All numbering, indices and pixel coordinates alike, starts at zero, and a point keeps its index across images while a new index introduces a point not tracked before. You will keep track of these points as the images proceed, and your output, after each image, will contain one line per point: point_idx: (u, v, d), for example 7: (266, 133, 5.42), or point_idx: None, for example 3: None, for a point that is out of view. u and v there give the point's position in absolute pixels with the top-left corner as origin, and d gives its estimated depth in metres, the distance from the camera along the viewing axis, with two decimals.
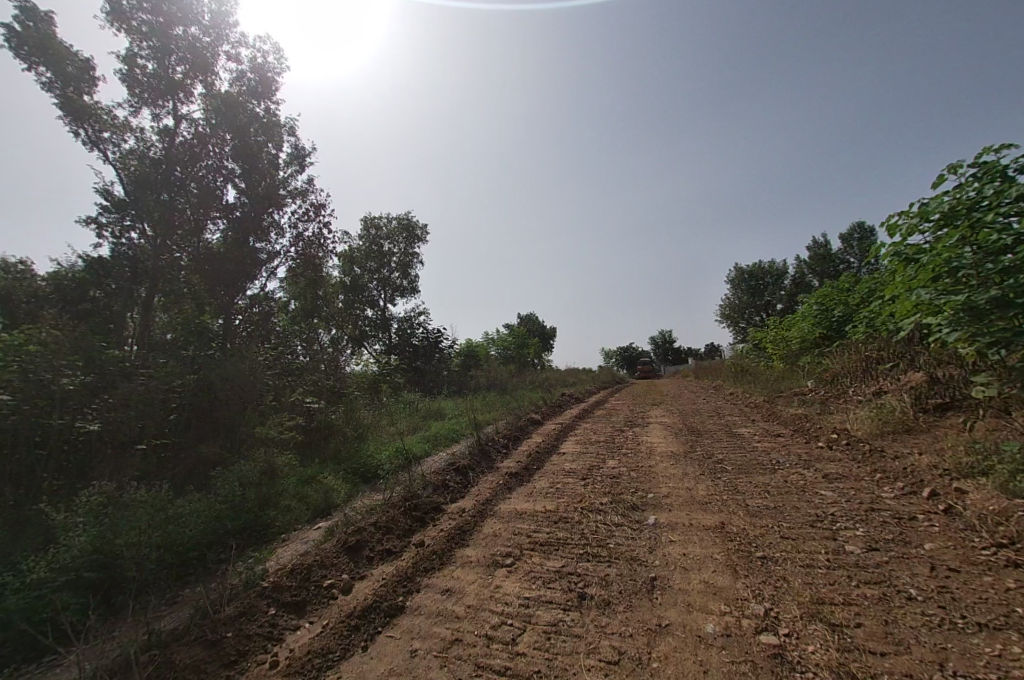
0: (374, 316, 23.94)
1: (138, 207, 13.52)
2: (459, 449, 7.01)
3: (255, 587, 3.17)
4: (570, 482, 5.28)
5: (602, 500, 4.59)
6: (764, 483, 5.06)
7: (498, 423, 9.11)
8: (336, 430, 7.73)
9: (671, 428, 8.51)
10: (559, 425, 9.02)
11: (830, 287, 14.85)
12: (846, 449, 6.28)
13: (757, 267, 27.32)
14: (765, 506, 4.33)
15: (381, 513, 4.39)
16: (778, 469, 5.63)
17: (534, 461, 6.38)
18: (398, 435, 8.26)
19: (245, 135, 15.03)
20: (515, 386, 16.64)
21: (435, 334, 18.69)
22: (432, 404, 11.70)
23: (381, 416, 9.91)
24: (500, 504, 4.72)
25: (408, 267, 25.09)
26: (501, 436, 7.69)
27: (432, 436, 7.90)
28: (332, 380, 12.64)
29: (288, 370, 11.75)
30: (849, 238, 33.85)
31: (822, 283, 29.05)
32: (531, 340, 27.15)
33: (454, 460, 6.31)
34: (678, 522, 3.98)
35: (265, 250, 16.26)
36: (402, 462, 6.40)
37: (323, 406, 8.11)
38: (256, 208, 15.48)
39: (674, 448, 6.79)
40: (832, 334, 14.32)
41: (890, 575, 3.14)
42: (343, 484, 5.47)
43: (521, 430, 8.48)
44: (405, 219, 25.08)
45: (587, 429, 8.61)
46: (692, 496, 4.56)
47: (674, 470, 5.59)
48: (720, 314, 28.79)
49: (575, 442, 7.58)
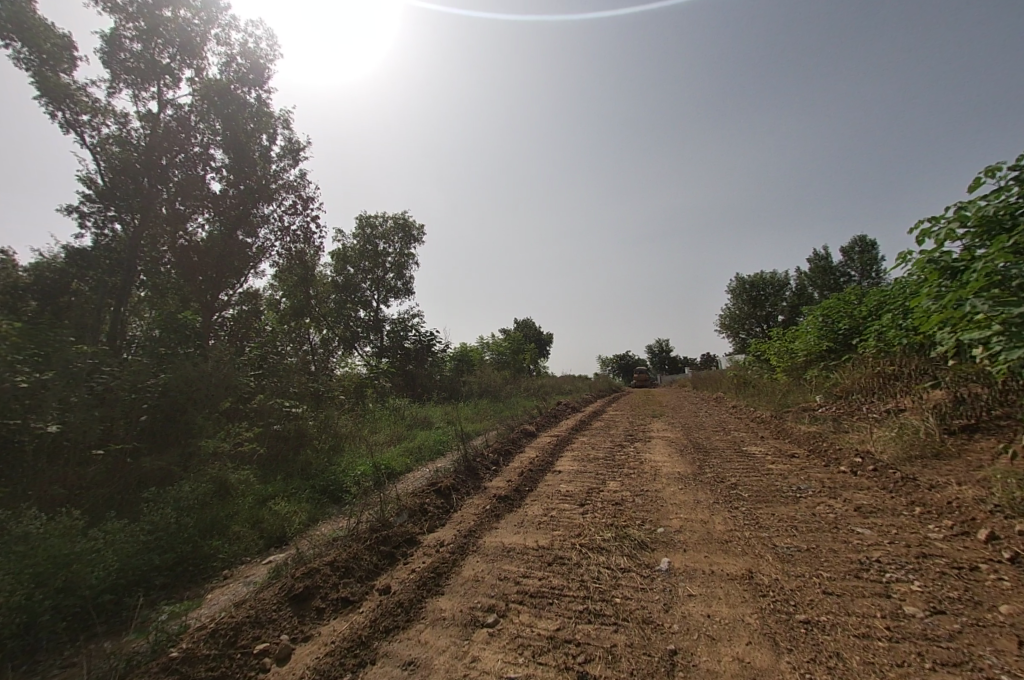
0: (367, 317, 23.12)
1: (117, 196, 12.75)
2: (443, 465, 6.33)
3: (164, 656, 2.51)
4: (565, 510, 4.61)
5: (604, 534, 3.93)
6: (789, 516, 4.40)
7: (489, 435, 8.44)
8: (310, 439, 7.03)
9: (675, 445, 7.85)
10: (554, 439, 8.35)
11: (837, 298, 14.29)
12: (872, 473, 5.64)
13: (758, 277, 26.83)
14: (796, 548, 3.66)
15: (343, 547, 3.72)
16: (801, 497, 4.98)
17: (525, 481, 5.70)
18: (378, 446, 7.56)
19: (235, 123, 14.34)
20: (509, 394, 15.93)
21: (427, 337, 18.01)
22: (420, 412, 10.98)
23: (362, 424, 9.21)
24: (485, 537, 4.05)
25: (403, 268, 24.37)
26: (490, 450, 7.01)
27: (415, 449, 7.21)
28: (317, 383, 11.89)
29: (268, 372, 10.97)
30: (850, 251, 33.37)
31: (823, 295, 28.57)
32: (526, 346, 26.48)
33: (436, 478, 5.63)
34: (697, 568, 3.32)
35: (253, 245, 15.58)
36: (378, 479, 5.73)
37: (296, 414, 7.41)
38: (244, 200, 14.82)
39: (680, 469, 6.13)
40: (839, 348, 13.74)
41: (970, 653, 2.50)
42: (305, 507, 4.79)
43: (514, 443, 7.79)
44: (401, 219, 24.34)
45: (584, 443, 7.95)
46: (709, 532, 3.90)
47: (683, 497, 4.94)
48: (720, 323, 28.22)
49: (571, 459, 6.90)
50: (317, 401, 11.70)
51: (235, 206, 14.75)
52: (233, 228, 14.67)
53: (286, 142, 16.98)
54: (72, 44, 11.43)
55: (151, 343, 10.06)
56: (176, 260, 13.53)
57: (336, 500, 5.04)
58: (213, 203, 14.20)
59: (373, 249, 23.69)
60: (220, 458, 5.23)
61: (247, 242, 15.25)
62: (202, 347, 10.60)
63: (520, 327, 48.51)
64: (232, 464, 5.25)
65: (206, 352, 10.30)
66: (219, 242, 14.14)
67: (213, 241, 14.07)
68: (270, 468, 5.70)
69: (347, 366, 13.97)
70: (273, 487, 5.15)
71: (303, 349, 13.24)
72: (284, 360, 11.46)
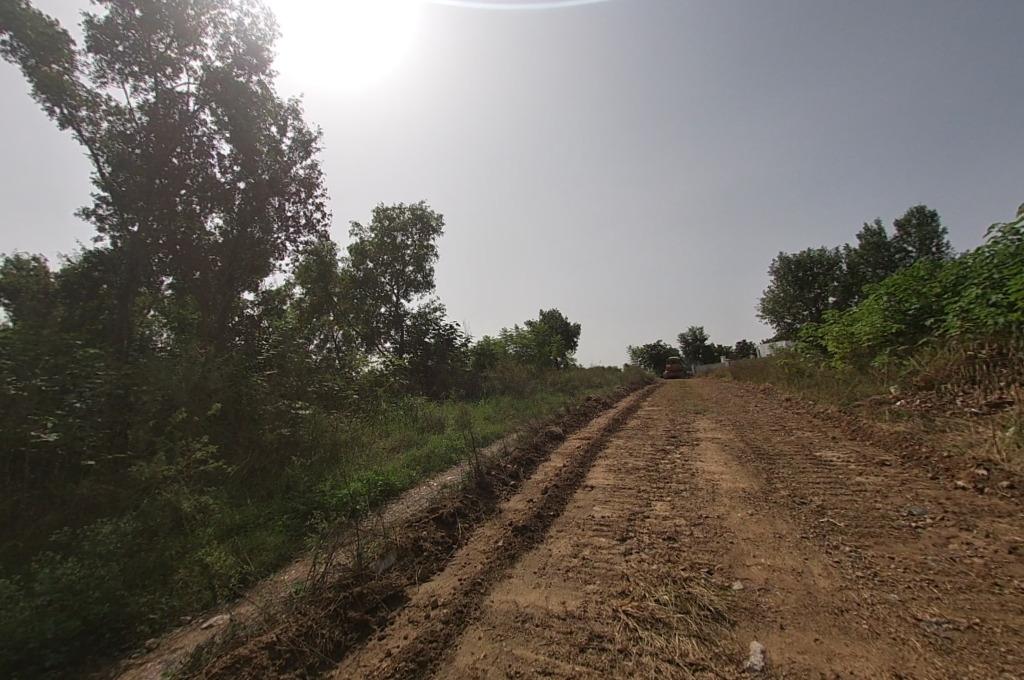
0: (388, 312, 22.28)
1: (129, 198, 11.76)
2: (452, 480, 5.30)
3: None
4: (602, 548, 3.52)
5: (661, 595, 2.82)
6: (916, 562, 3.17)
7: (509, 439, 7.38)
8: (302, 448, 6.12)
9: (731, 450, 6.60)
10: (585, 442, 7.23)
11: (904, 274, 12.62)
12: (1008, 490, 4.28)
13: (805, 255, 24.63)
14: (954, 627, 2.47)
15: (299, 617, 2.74)
16: (923, 530, 3.69)
17: (549, 502, 4.62)
18: (381, 454, 6.59)
19: (241, 112, 13.22)
20: (535, 390, 14.80)
21: (448, 331, 17.08)
22: (435, 412, 10.00)
23: (371, 429, 8.30)
24: (495, 594, 3.00)
25: (423, 260, 23.47)
26: (509, 459, 5.94)
27: (422, 457, 6.21)
28: (327, 383, 11.04)
29: (275, 373, 10.11)
30: (907, 224, 30.64)
31: (879, 273, 26.20)
32: (553, 337, 25.29)
33: (440, 500, 4.62)
34: (810, 668, 2.19)
35: (272, 243, 14.71)
36: (372, 502, 4.75)
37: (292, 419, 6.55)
38: (257, 196, 13.94)
39: (745, 485, 4.94)
40: (911, 330, 12.00)
41: None
42: (275, 545, 3.85)
43: (537, 448, 6.69)
44: (419, 209, 23.40)
45: (621, 448, 6.81)
46: (813, 596, 2.74)
47: (760, 528, 3.78)
48: (763, 308, 26.24)
49: (606, 469, 5.76)
50: (327, 404, 10.85)
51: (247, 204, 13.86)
52: (248, 226, 13.88)
53: (298, 134, 16.30)
54: (66, 37, 10.85)
55: (150, 346, 9.31)
56: (189, 266, 12.79)
57: (315, 531, 4.09)
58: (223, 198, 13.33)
59: (392, 242, 22.85)
60: (180, 481, 4.34)
61: (265, 240, 14.42)
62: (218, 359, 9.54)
63: (547, 317, 47.12)
64: (195, 488, 4.36)
65: (215, 358, 9.31)
66: (233, 242, 13.52)
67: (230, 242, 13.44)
68: (246, 489, 4.80)
69: (363, 364, 13.17)
70: (242, 516, 4.24)
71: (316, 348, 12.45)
72: (293, 359, 10.61)
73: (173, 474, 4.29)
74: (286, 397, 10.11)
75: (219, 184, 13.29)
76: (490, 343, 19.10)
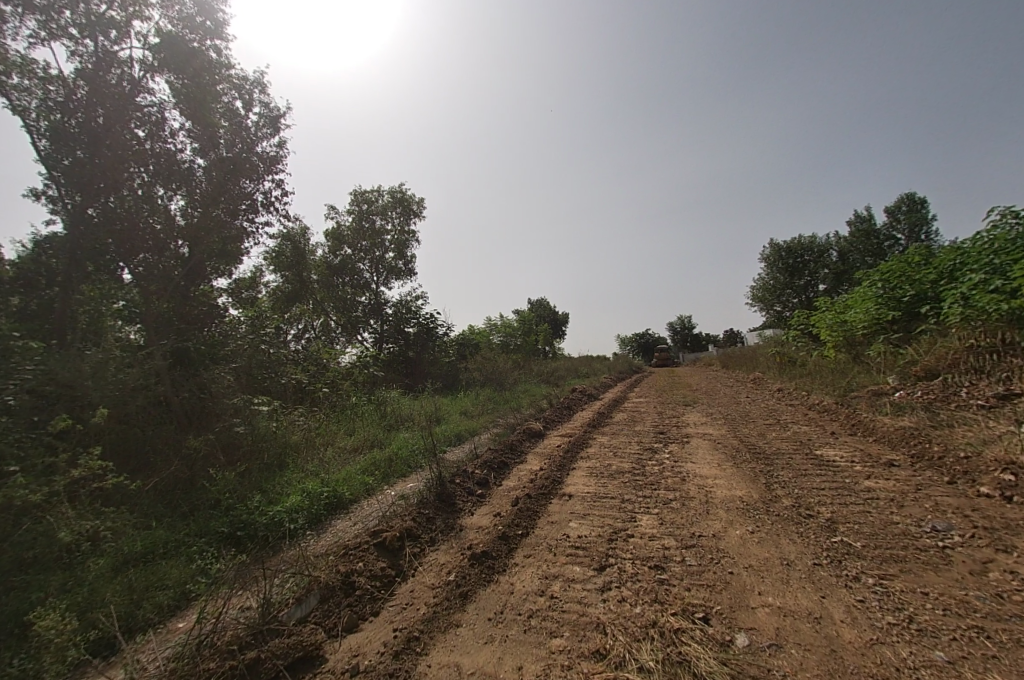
0: (368, 301, 21.20)
1: (79, 175, 10.19)
2: (409, 490, 4.61)
3: None
4: (575, 582, 2.89)
5: (646, 660, 2.20)
6: (957, 600, 2.60)
7: (482, 437, 6.72)
8: (241, 451, 5.37)
9: (725, 448, 6.00)
10: (567, 440, 6.60)
11: (899, 259, 12.18)
12: None
13: (796, 241, 24.21)
14: None
15: None
16: (956, 554, 3.13)
17: (518, 515, 3.96)
18: (337, 456, 5.87)
19: (198, 82, 12.11)
20: (518, 382, 14.11)
21: (429, 319, 16.30)
22: (408, 406, 9.28)
23: (334, 428, 7.56)
24: (435, 654, 2.36)
25: (404, 246, 22.41)
26: (478, 461, 5.28)
27: (380, 460, 5.51)
28: (292, 378, 10.21)
29: (236, 367, 9.13)
30: (896, 210, 30.48)
31: (869, 261, 25.98)
32: (539, 326, 24.57)
33: (390, 516, 3.94)
34: None
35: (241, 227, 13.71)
36: (311, 522, 4.07)
37: (236, 417, 5.80)
38: (223, 177, 12.88)
39: (743, 493, 4.34)
40: (906, 317, 11.61)
41: None
42: (178, 582, 3.16)
43: (512, 447, 6.03)
44: (398, 193, 22.37)
45: (604, 446, 6.19)
46: (840, 662, 2.14)
47: (763, 553, 3.17)
48: (752, 295, 25.83)
49: (586, 473, 5.12)
50: (293, 400, 9.97)
51: (209, 186, 12.63)
52: (219, 208, 12.81)
53: (266, 112, 15.28)
54: None
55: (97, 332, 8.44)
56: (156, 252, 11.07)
57: (231, 560, 3.38)
58: (184, 179, 12.06)
59: (370, 227, 21.67)
60: (72, 500, 3.60)
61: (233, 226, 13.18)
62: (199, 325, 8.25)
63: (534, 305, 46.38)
64: (91, 509, 3.63)
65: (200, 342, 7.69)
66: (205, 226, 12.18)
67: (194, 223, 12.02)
68: (161, 506, 4.07)
69: (334, 355, 12.32)
70: (143, 546, 3.53)
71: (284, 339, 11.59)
72: (253, 352, 9.70)
73: (63, 491, 3.57)
74: (246, 392, 9.31)
75: (177, 162, 12.03)
76: (472, 332, 18.36)
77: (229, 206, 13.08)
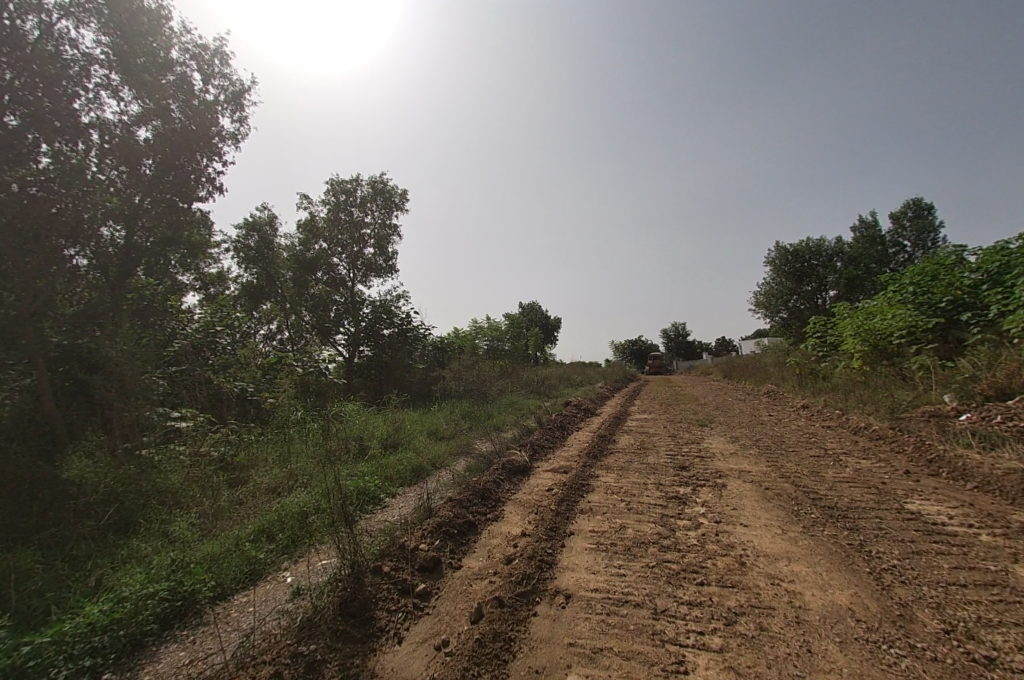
0: (344, 301, 18.59)
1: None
2: (309, 581, 2.88)
3: None
4: None
5: None
6: None
7: (447, 475, 4.93)
8: (73, 507, 3.56)
9: (779, 499, 4.34)
10: (560, 480, 4.85)
11: (936, 260, 10.68)
12: None
13: (803, 245, 22.90)
14: None
15: None
16: None
17: (478, 653, 2.25)
18: (235, 501, 4.08)
19: (137, 34, 9.62)
20: (503, 394, 12.32)
21: (406, 320, 14.46)
22: (364, 422, 7.46)
23: (259, 456, 5.69)
24: None
25: (386, 242, 20.37)
26: (430, 521, 3.54)
27: (288, 516, 3.74)
28: (222, 379, 8.02)
29: (165, 371, 7.23)
30: (901, 216, 29.37)
31: (877, 268, 24.70)
32: (529, 330, 22.88)
33: (246, 661, 2.19)
34: None
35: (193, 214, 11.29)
36: (114, 660, 2.31)
37: (84, 470, 3.78)
38: (177, 152, 10.55)
39: (847, 600, 2.70)
40: (944, 325, 10.11)
41: None
42: None
43: (485, 490, 4.30)
44: (379, 184, 20.33)
45: (610, 494, 4.46)
46: None
47: None
48: (755, 301, 24.31)
49: (588, 541, 3.43)
50: (228, 413, 8.01)
51: (158, 161, 10.25)
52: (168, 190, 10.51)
53: (228, 90, 13.25)
54: None
55: None
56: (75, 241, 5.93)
57: None
58: (131, 156, 9.59)
59: (348, 219, 19.51)
60: None
61: (187, 210, 11.13)
62: (99, 321, 6.26)
63: (526, 310, 44.43)
64: None
65: (97, 342, 5.73)
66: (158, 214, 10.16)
67: (137, 207, 9.71)
68: None
69: (298, 360, 10.45)
70: None
71: (239, 344, 9.72)
72: (181, 352, 7.78)
73: None
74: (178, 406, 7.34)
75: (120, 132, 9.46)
76: (456, 336, 16.60)
77: (182, 188, 10.80)
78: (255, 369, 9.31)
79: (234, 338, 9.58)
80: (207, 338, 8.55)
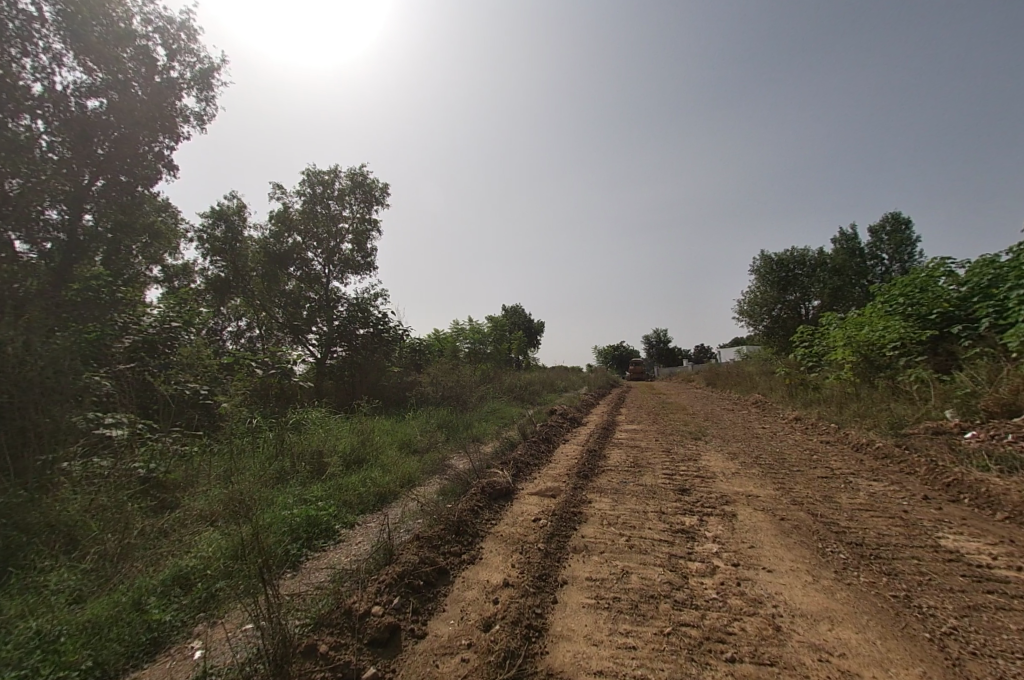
0: (318, 298, 17.43)
1: None
2: (222, 660, 2.18)
3: None
4: None
5: None
6: None
7: (416, 500, 4.23)
8: None
9: (800, 533, 3.78)
10: (547, 507, 4.19)
11: (928, 271, 10.43)
12: None
13: (786, 254, 22.94)
14: None
15: None
16: None
17: None
18: (151, 532, 3.33)
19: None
20: (483, 400, 11.64)
21: (382, 319, 13.65)
22: (328, 430, 6.71)
23: (199, 471, 4.92)
24: None
25: (365, 238, 19.46)
26: (390, 569, 2.84)
27: (212, 558, 3.00)
28: (169, 378, 7.06)
29: (107, 370, 6.41)
30: (879, 229, 29.83)
31: (857, 280, 24.91)
32: (512, 333, 22.18)
33: None
34: None
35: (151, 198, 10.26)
36: None
37: None
38: (135, 129, 9.53)
39: None
40: (936, 337, 9.84)
41: None
42: None
43: (461, 523, 3.62)
44: (358, 177, 19.42)
45: (605, 526, 3.83)
46: None
47: None
48: (739, 308, 24.20)
49: (586, 594, 2.79)
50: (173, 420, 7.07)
51: (112, 138, 9.24)
52: (123, 170, 9.53)
53: (195, 68, 12.34)
54: None
55: None
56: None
57: None
58: (78, 129, 8.63)
59: (325, 212, 18.58)
60: None
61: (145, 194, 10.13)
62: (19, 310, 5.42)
63: (508, 313, 43.86)
64: None
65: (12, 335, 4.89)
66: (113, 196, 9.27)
67: (81, 186, 8.71)
68: None
69: (276, 357, 9.74)
70: None
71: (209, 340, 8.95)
72: (124, 350, 6.91)
73: None
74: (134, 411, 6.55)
75: (64, 102, 8.51)
76: (435, 338, 15.86)
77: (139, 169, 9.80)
78: (223, 364, 8.54)
79: (199, 334, 8.75)
80: (162, 334, 7.68)
